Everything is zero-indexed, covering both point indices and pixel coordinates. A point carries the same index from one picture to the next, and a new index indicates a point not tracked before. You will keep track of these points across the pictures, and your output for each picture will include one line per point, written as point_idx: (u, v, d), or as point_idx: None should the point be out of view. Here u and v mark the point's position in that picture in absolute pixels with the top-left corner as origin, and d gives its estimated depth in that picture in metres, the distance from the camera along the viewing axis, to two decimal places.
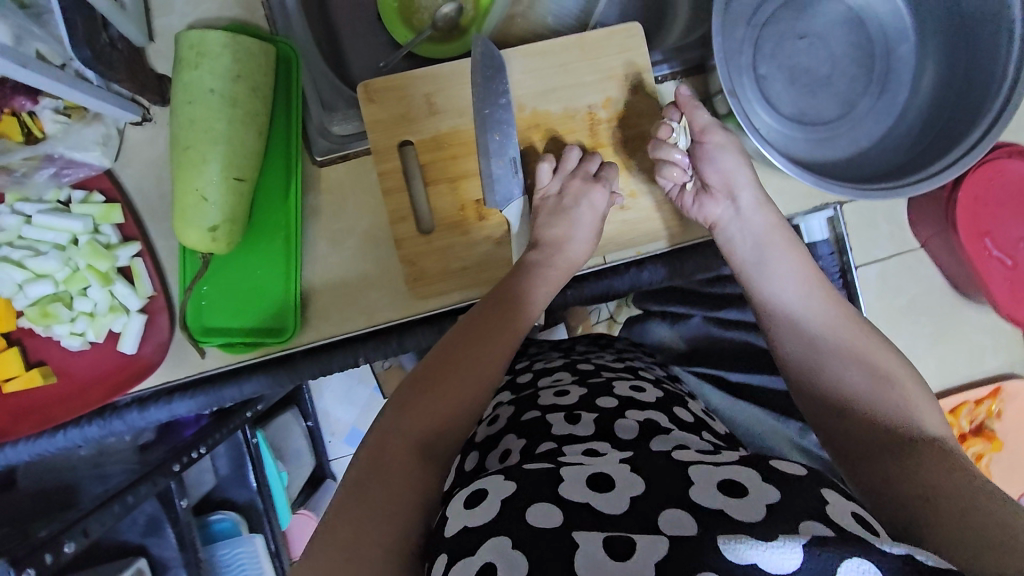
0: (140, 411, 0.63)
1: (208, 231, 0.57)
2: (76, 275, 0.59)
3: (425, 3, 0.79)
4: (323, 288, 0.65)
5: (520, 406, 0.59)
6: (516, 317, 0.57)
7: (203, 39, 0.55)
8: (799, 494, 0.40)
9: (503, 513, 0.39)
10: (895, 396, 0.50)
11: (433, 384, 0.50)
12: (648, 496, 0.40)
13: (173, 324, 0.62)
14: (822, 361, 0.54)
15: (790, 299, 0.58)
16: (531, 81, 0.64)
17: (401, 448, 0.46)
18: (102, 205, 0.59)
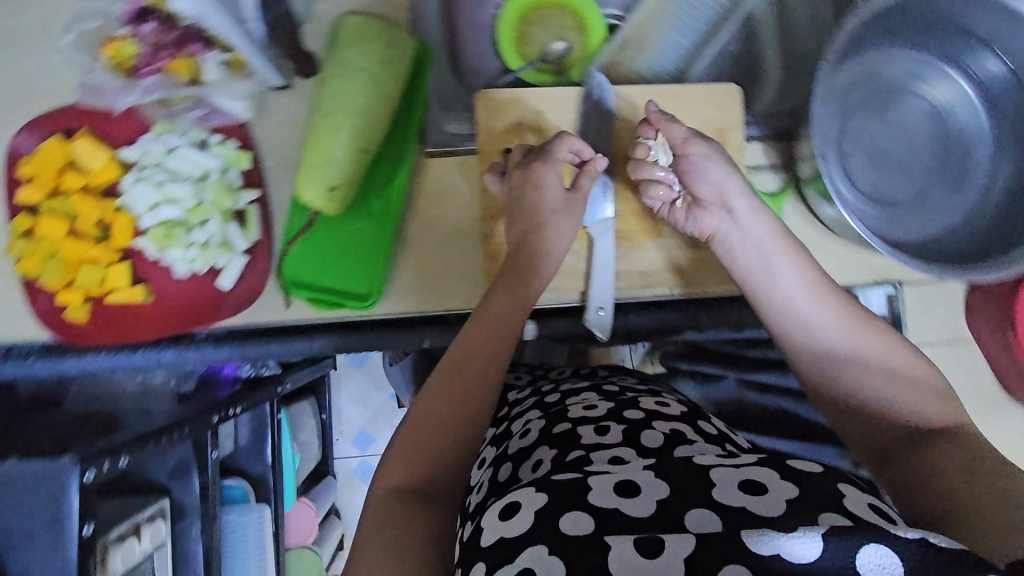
0: (215, 348, 0.66)
1: (327, 190, 0.63)
2: (198, 208, 0.64)
3: (539, 38, 0.87)
4: (409, 265, 0.70)
5: (552, 422, 0.69)
6: (501, 322, 0.58)
7: (366, 29, 0.64)
8: (819, 492, 0.45)
9: (538, 521, 0.44)
10: (911, 397, 0.53)
11: (430, 411, 0.54)
12: (674, 498, 0.45)
13: (270, 272, 0.67)
14: (836, 365, 0.56)
15: (801, 306, 0.58)
16: (634, 117, 0.71)
17: (411, 475, 0.51)
18: (234, 150, 0.65)
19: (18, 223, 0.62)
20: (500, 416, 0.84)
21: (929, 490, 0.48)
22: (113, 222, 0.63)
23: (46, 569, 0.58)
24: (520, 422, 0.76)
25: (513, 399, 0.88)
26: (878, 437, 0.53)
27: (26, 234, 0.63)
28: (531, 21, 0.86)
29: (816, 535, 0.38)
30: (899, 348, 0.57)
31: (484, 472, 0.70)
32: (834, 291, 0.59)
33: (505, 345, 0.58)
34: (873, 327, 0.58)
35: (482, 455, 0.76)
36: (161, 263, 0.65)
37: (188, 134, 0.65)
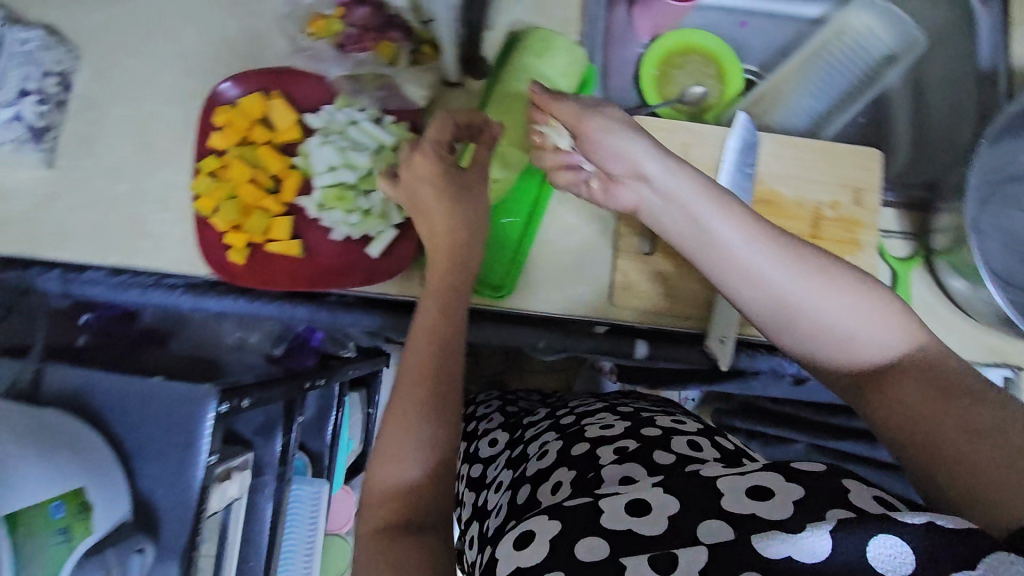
0: (342, 311, 0.71)
1: (488, 181, 0.67)
2: (369, 178, 0.68)
3: (679, 81, 0.91)
4: (541, 266, 0.72)
5: (569, 442, 0.71)
6: (441, 325, 0.59)
7: (551, 41, 0.67)
8: (822, 489, 0.44)
9: (553, 550, 0.45)
10: (850, 323, 0.49)
11: (393, 427, 0.55)
12: (683, 512, 0.45)
13: (415, 248, 0.70)
14: (836, 339, 0.50)
15: (773, 283, 0.51)
16: (776, 163, 0.74)
17: (393, 505, 0.52)
18: (406, 131, 0.68)
19: (206, 162, 0.67)
20: (516, 436, 0.85)
21: (921, 437, 0.45)
22: (285, 177, 0.68)
23: (166, 491, 0.58)
24: (536, 443, 0.77)
25: (530, 417, 0.90)
26: (843, 375, 0.51)
27: (210, 174, 0.67)
28: (674, 64, 0.91)
29: (828, 526, 0.38)
30: (870, 307, 0.49)
31: (503, 494, 0.73)
32: (776, 254, 0.51)
33: (453, 340, 0.59)
34: (820, 266, 0.51)
35: (500, 475, 0.79)
36: (318, 223, 0.69)
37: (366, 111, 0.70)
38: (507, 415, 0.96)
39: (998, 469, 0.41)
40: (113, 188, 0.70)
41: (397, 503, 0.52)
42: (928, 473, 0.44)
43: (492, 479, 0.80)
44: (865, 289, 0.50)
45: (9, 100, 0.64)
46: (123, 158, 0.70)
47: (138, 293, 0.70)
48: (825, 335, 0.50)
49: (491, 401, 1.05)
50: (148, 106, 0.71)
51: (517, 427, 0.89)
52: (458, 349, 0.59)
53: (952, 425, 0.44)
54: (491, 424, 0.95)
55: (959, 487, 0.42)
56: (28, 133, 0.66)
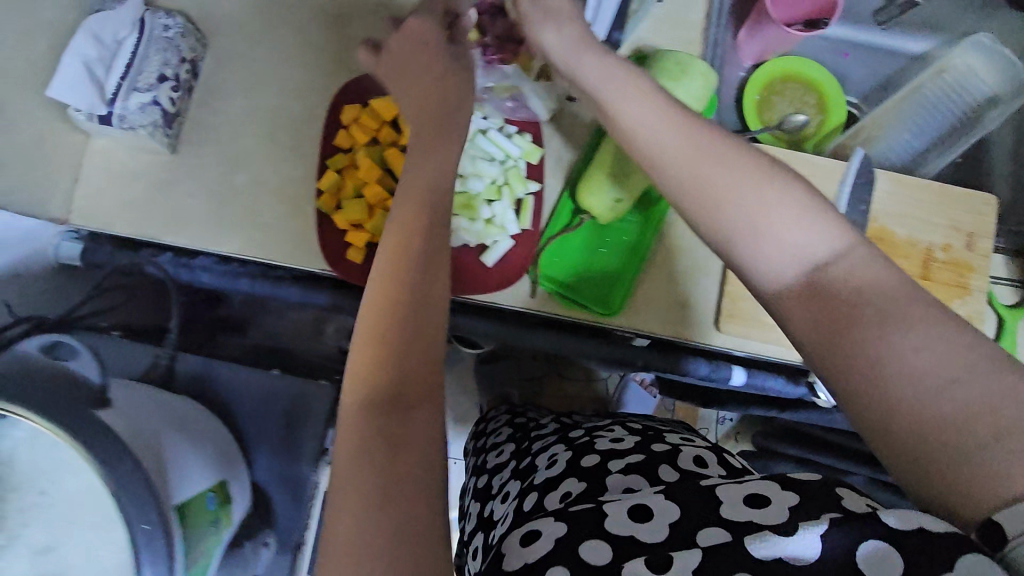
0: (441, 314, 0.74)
1: (612, 200, 0.67)
2: (495, 188, 0.69)
3: (779, 108, 0.90)
4: (649, 286, 0.72)
5: (578, 453, 0.69)
6: (409, 227, 0.48)
7: (691, 63, 0.65)
8: (812, 486, 0.41)
9: (557, 549, 0.44)
10: (745, 205, 0.46)
11: (360, 362, 0.42)
12: (684, 518, 0.43)
13: (529, 260, 0.70)
14: (743, 232, 0.46)
15: (736, 198, 0.47)
16: (890, 202, 0.74)
17: (355, 455, 0.39)
18: (531, 144, 0.69)
19: (335, 159, 0.68)
20: (522, 446, 0.82)
21: (850, 369, 0.40)
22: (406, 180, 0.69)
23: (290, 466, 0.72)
24: (543, 456, 0.74)
25: (536, 429, 0.87)
26: (783, 288, 0.45)
27: (337, 171, 0.68)
28: (774, 90, 0.90)
29: (820, 526, 0.37)
30: (801, 203, 0.46)
31: (509, 504, 0.69)
32: (757, 179, 0.47)
33: (425, 253, 0.47)
34: (763, 172, 0.47)
35: (506, 485, 0.75)
36: None
37: (491, 119, 0.70)
38: (516, 427, 0.92)
39: (975, 430, 0.35)
40: (232, 178, 0.69)
41: (359, 451, 0.39)
42: (852, 402, 0.40)
43: (496, 490, 0.76)
44: (774, 180, 0.47)
45: (147, 84, 0.64)
46: (244, 147, 0.70)
47: (249, 280, 0.73)
48: (737, 248, 0.47)
49: (500, 416, 1.00)
50: (272, 98, 0.70)
51: (522, 437, 0.86)
52: (428, 257, 0.47)
53: (870, 368, 0.39)
54: (500, 436, 0.91)
55: (882, 432, 0.38)
56: (160, 117, 0.65)
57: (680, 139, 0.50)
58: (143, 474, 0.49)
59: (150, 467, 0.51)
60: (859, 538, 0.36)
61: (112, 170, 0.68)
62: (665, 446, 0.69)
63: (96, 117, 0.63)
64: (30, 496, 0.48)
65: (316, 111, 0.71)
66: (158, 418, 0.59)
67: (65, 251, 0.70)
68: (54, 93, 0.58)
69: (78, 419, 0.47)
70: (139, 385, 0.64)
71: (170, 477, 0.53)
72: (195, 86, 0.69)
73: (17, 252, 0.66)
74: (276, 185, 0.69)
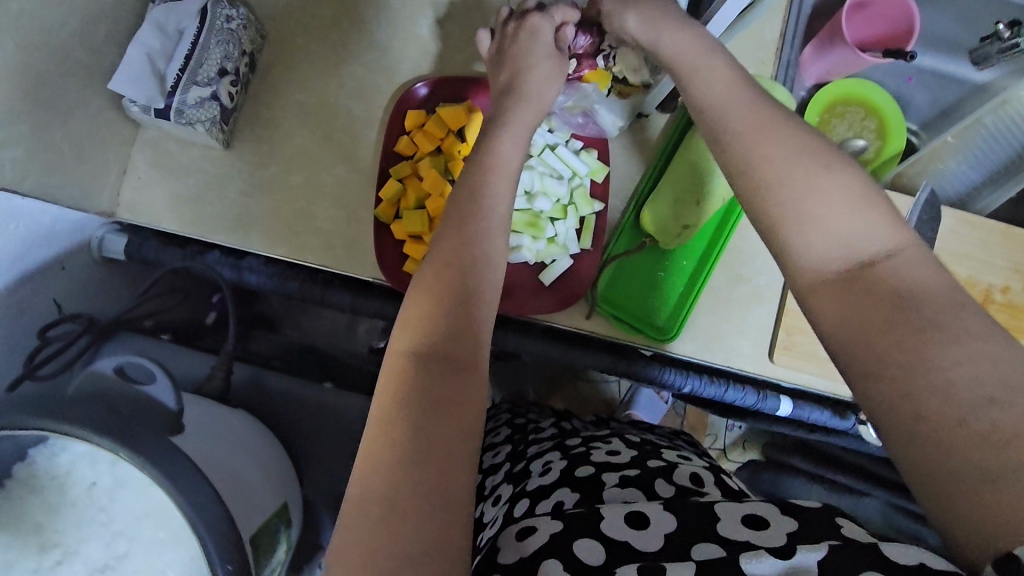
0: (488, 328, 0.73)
1: (680, 227, 0.65)
2: (561, 207, 0.68)
3: (840, 131, 0.86)
4: (705, 312, 0.71)
5: (573, 462, 0.65)
6: (464, 222, 0.48)
7: None
8: (816, 523, 0.45)
9: (553, 542, 0.48)
10: (797, 185, 0.43)
11: (403, 342, 0.42)
12: (679, 533, 0.47)
13: (585, 281, 0.69)
14: (798, 220, 0.42)
15: (785, 184, 0.43)
16: (953, 240, 0.73)
17: (388, 431, 0.39)
18: (597, 162, 0.67)
19: (398, 168, 0.66)
20: (518, 449, 0.78)
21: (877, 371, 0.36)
22: None
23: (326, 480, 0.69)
24: (537, 461, 0.70)
25: (534, 432, 0.82)
26: (818, 276, 0.41)
27: (399, 179, 0.67)
28: (835, 112, 0.86)
29: (818, 553, 0.41)
30: (851, 194, 0.42)
31: (499, 508, 0.65)
32: (815, 163, 0.43)
33: (479, 250, 0.47)
34: (818, 169, 0.43)
35: (498, 489, 0.71)
36: None
37: (556, 134, 0.69)
38: (514, 428, 0.87)
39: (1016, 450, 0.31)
40: (286, 178, 0.67)
41: (392, 427, 0.39)
42: (880, 410, 0.36)
43: (489, 490, 0.73)
44: (831, 168, 0.43)
45: (207, 78, 0.61)
46: (301, 147, 0.67)
47: (300, 282, 0.71)
48: (784, 233, 0.42)
49: (501, 414, 0.95)
50: (331, 97, 0.68)
51: (519, 439, 0.81)
52: (482, 255, 0.46)
53: (927, 389, 0.34)
54: (497, 436, 0.87)
55: (901, 433, 0.35)
56: (217, 113, 0.62)
57: (745, 118, 0.46)
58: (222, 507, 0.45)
59: (227, 499, 0.47)
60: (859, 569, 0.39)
61: (163, 165, 0.66)
62: (665, 459, 0.68)
63: (151, 110, 0.61)
64: (93, 509, 0.47)
65: (375, 113, 0.68)
66: (228, 437, 0.55)
67: (109, 244, 0.66)
68: (116, 85, 0.58)
69: (156, 449, 0.43)
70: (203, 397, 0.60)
71: (243, 508, 0.49)
72: (251, 80, 0.67)
73: (63, 244, 0.62)
74: (331, 188, 0.68)
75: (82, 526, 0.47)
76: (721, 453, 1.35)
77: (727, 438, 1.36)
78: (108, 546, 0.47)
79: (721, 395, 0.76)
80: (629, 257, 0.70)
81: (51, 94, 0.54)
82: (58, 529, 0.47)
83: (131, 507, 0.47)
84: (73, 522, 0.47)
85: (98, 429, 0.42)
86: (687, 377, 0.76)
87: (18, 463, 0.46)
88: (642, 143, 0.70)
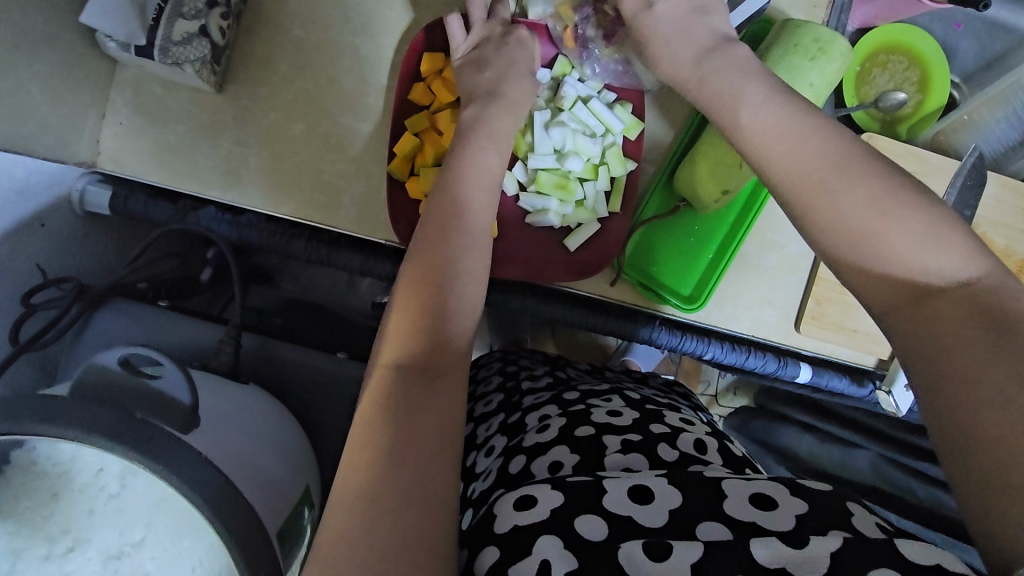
0: (503, 295, 0.69)
1: (719, 192, 0.60)
2: (591, 167, 0.62)
3: (880, 81, 0.78)
4: (734, 280, 0.68)
5: (571, 421, 0.59)
6: (446, 228, 0.47)
7: (832, 42, 0.58)
8: (825, 504, 0.41)
9: (553, 518, 0.42)
10: (878, 199, 0.41)
11: (388, 355, 0.42)
12: (686, 508, 0.42)
13: (612, 252, 0.64)
14: (867, 250, 0.41)
15: (847, 211, 0.41)
16: (996, 209, 0.70)
17: (366, 441, 0.38)
18: (632, 117, 0.62)
19: (414, 121, 0.60)
20: (511, 399, 0.72)
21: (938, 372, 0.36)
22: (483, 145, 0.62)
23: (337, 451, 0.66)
24: (534, 415, 0.64)
25: (528, 381, 0.75)
26: (882, 297, 0.40)
27: (414, 133, 0.60)
28: (877, 61, 0.78)
29: (832, 543, 0.37)
30: (931, 214, 0.41)
31: (492, 460, 0.62)
32: (877, 181, 0.42)
33: (461, 258, 0.46)
34: (911, 198, 0.41)
35: (491, 439, 0.66)
36: (517, 204, 0.64)
37: (589, 83, 0.62)
38: (506, 375, 0.79)
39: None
40: (287, 127, 0.61)
41: (371, 433, 0.38)
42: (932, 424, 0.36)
43: (483, 441, 0.67)
44: (897, 184, 0.42)
45: (194, 10, 0.53)
46: (302, 92, 0.61)
47: (305, 243, 0.65)
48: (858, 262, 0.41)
49: (490, 361, 0.86)
50: (333, 33, 0.60)
51: (513, 388, 0.74)
52: (466, 268, 0.46)
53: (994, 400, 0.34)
54: (488, 385, 0.79)
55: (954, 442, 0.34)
56: (209, 52, 0.54)
57: None
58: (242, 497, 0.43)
59: (248, 493, 0.45)
60: (866, 565, 0.35)
61: (148, 109, 0.59)
62: (669, 422, 0.61)
63: (132, 48, 0.53)
64: (102, 497, 0.44)
65: (383, 54, 0.61)
66: (242, 422, 0.52)
67: (91, 197, 0.61)
68: (90, 18, 0.51)
69: (172, 452, 0.40)
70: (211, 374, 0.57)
71: (265, 496, 0.47)
72: (242, 11, 0.59)
73: (39, 199, 0.56)
74: (337, 139, 0.61)
75: (92, 515, 0.44)
76: (713, 401, 1.33)
77: (719, 384, 1.32)
78: (122, 533, 0.44)
79: (741, 361, 0.74)
80: (661, 223, 0.65)
81: (13, 24, 0.46)
82: (68, 515, 0.44)
83: (143, 496, 0.44)
84: (82, 510, 0.44)
85: (103, 434, 0.38)
86: (709, 345, 0.72)
87: (16, 448, 0.42)
88: (676, 102, 0.65)
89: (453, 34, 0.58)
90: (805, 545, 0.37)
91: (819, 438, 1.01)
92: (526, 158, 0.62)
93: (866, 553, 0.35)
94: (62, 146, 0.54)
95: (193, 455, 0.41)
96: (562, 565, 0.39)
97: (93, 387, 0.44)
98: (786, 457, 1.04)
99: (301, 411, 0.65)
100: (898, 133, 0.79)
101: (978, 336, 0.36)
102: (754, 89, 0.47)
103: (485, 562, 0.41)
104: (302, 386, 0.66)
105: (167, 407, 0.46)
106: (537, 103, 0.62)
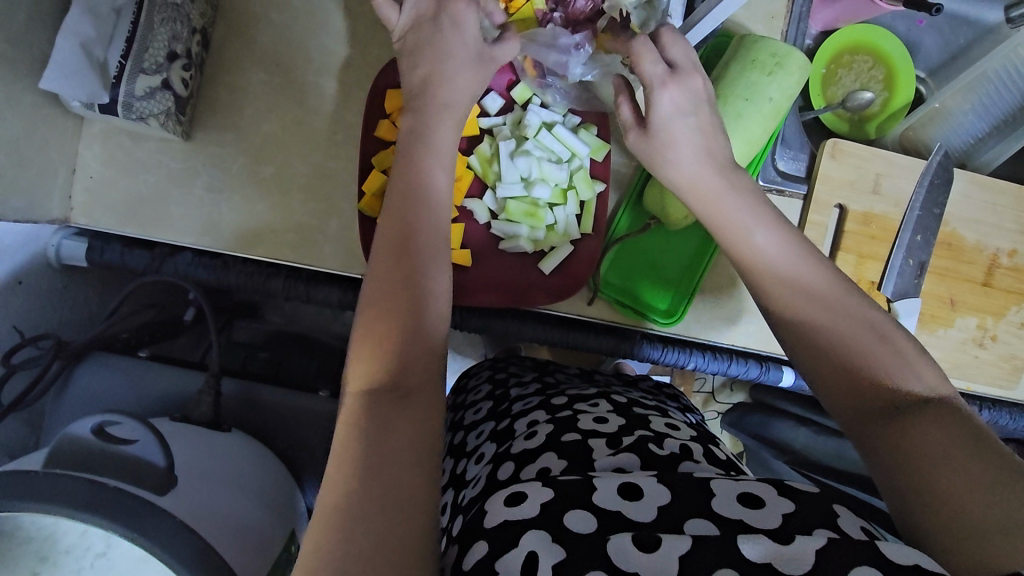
0: (483, 318, 0.69)
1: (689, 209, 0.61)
2: (560, 192, 0.64)
3: (846, 81, 0.76)
4: (710, 290, 0.68)
5: (558, 426, 0.54)
6: (407, 243, 0.46)
7: (789, 56, 0.58)
8: (812, 503, 0.40)
9: (543, 510, 0.40)
10: (824, 271, 0.46)
11: (357, 379, 0.41)
12: (675, 505, 0.40)
13: (590, 272, 0.65)
14: (826, 297, 0.45)
15: (810, 278, 0.46)
16: (964, 205, 0.71)
17: (343, 460, 0.37)
18: (596, 139, 0.63)
19: (381, 158, 0.60)
20: (499, 407, 0.67)
21: (898, 449, 0.38)
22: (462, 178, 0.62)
23: None
24: (522, 420, 0.59)
25: (518, 387, 0.70)
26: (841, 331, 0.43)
27: (382, 170, 0.61)
28: (842, 62, 0.76)
29: (816, 541, 0.35)
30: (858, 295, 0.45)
31: (480, 468, 0.57)
32: None
33: (427, 277, 0.45)
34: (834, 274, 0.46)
35: (480, 447, 0.61)
36: (489, 232, 0.64)
37: (553, 109, 0.64)
38: (494, 382, 0.74)
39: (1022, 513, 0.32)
40: (257, 170, 0.61)
41: (347, 450, 0.37)
42: (897, 487, 0.37)
43: (472, 449, 0.62)
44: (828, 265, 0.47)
45: (155, 65, 0.54)
46: (270, 136, 0.61)
47: (283, 281, 0.66)
48: (833, 302, 0.44)
49: (481, 369, 0.81)
50: (298, 75, 0.61)
51: (501, 395, 0.69)
52: (430, 286, 0.45)
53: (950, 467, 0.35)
54: (478, 393, 0.74)
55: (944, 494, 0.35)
56: (172, 104, 0.56)
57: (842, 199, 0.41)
58: (212, 550, 0.45)
59: (223, 550, 0.46)
60: (848, 564, 0.33)
61: (119, 161, 0.59)
62: (654, 426, 0.55)
63: (95, 105, 0.54)
64: (90, 556, 0.44)
65: (349, 91, 0.62)
66: (223, 478, 0.54)
67: (65, 250, 0.63)
68: (49, 83, 0.51)
69: (147, 517, 0.43)
70: (191, 425, 0.60)
71: (242, 549, 0.49)
72: (205, 59, 0.60)
73: (14, 260, 0.61)
74: (309, 178, 0.62)
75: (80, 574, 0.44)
76: (709, 398, 1.34)
77: (715, 381, 1.32)
78: None
79: (723, 369, 0.74)
80: (634, 239, 0.66)
81: None
82: None
83: (129, 552, 0.44)
84: (70, 570, 0.44)
85: (75, 506, 0.41)
86: (692, 355, 0.73)
87: None
88: None
89: (385, 16, 0.53)
90: (789, 546, 0.35)
91: (814, 431, 0.98)
92: (495, 187, 0.63)
93: (854, 552, 0.34)
94: (31, 206, 0.54)
95: (169, 520, 0.44)
96: (550, 558, 0.37)
97: (67, 455, 0.46)
98: (779, 449, 1.05)
99: (288, 447, 0.69)
100: (870, 133, 0.77)
101: (938, 419, 0.38)
102: (724, 171, 0.52)
103: (474, 557, 0.40)
104: (287, 425, 0.69)
105: (142, 471, 0.48)
106: (503, 133, 0.63)
